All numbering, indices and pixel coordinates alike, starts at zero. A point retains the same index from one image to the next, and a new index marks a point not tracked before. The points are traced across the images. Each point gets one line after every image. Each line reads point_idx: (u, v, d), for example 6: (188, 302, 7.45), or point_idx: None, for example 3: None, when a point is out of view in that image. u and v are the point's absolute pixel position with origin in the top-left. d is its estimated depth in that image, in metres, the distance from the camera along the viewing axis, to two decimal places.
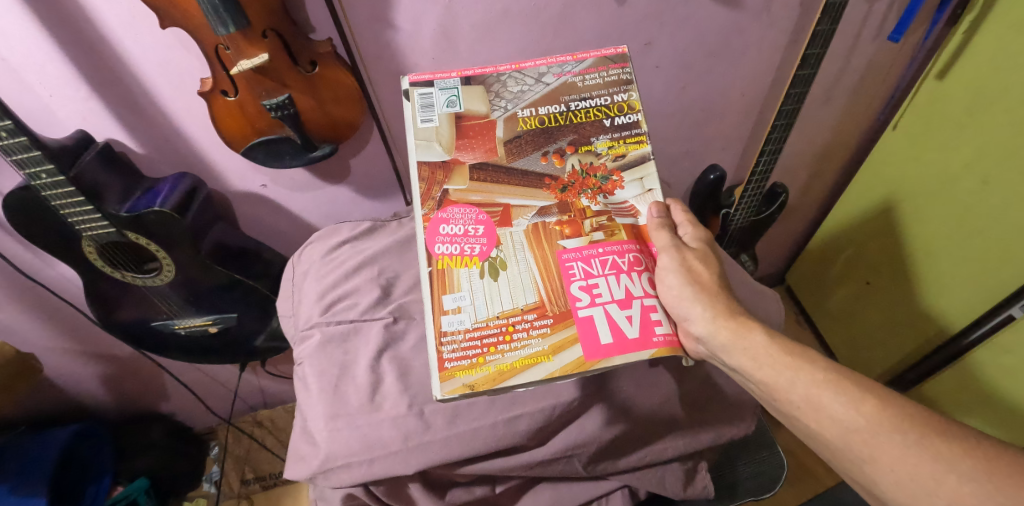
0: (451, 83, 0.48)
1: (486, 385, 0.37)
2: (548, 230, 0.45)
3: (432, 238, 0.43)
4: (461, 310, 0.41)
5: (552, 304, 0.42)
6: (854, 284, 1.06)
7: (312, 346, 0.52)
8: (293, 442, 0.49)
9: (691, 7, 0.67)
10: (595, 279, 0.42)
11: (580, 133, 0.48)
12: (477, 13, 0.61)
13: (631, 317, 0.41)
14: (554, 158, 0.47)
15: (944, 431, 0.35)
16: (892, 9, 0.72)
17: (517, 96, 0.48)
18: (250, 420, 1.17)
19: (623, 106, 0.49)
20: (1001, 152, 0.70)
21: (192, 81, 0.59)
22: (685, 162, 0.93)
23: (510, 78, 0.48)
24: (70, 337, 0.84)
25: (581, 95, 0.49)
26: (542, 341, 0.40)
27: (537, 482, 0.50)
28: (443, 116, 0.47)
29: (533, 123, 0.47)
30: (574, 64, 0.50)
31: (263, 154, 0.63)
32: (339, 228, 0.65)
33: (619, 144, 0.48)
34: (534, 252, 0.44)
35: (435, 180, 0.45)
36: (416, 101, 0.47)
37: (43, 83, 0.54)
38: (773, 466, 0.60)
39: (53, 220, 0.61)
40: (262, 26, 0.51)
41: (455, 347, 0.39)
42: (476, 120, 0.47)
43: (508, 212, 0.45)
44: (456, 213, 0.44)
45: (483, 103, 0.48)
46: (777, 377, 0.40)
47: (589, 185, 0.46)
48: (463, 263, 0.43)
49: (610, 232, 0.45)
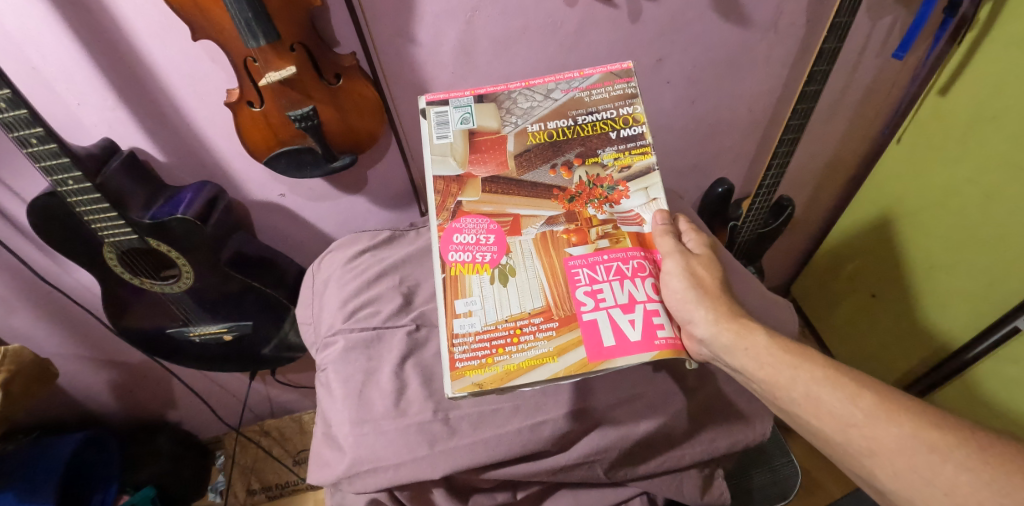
0: (465, 101, 0.49)
1: (494, 384, 0.37)
2: (556, 238, 0.45)
3: (445, 246, 0.45)
4: (472, 313, 0.42)
5: (558, 308, 0.42)
6: (857, 297, 1.08)
7: (336, 352, 0.54)
8: (316, 447, 0.50)
9: (701, 23, 0.69)
10: (599, 285, 0.43)
11: (587, 145, 0.49)
12: (496, 29, 0.63)
13: (633, 320, 0.41)
14: (562, 170, 0.48)
15: (939, 421, 0.35)
16: (894, 26, 0.74)
17: (527, 112, 0.50)
18: (257, 429, 1.18)
19: (628, 119, 0.49)
20: (1004, 166, 0.72)
21: (218, 92, 0.61)
22: (692, 176, 0.94)
23: (521, 95, 0.50)
24: (82, 343, 0.85)
25: (589, 109, 0.50)
26: (548, 343, 0.40)
27: (558, 488, 0.49)
28: (457, 133, 0.48)
29: (542, 137, 0.49)
30: (581, 80, 0.51)
31: (286, 163, 0.64)
32: (360, 237, 0.67)
33: (625, 156, 0.48)
34: (542, 259, 0.44)
35: (450, 192, 0.47)
36: (432, 119, 0.49)
37: (72, 92, 0.56)
38: (787, 475, 0.64)
39: (78, 227, 0.62)
40: (290, 40, 0.52)
41: (466, 348, 0.40)
42: (488, 135, 0.49)
43: (518, 222, 0.46)
44: (469, 223, 0.46)
45: (495, 119, 0.49)
46: (778, 375, 0.41)
47: (596, 196, 0.47)
48: (474, 269, 0.44)
49: (615, 239, 0.45)
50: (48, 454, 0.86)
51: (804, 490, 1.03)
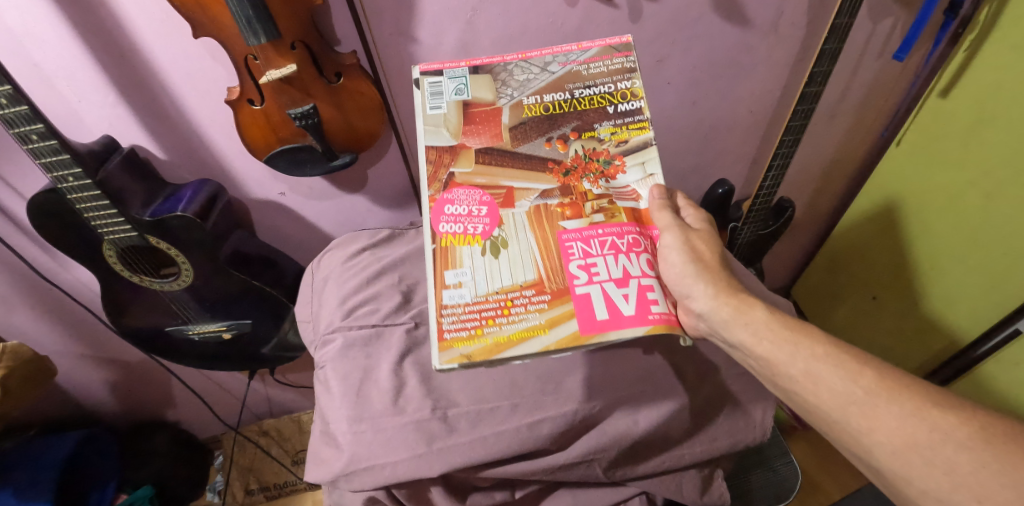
0: (460, 72, 0.48)
1: (483, 355, 0.37)
2: (550, 212, 0.45)
3: (436, 217, 0.44)
4: (462, 285, 0.42)
5: (550, 281, 0.42)
6: (857, 299, 1.08)
7: (334, 349, 0.54)
8: (314, 445, 0.50)
9: (702, 24, 0.69)
10: (593, 259, 0.43)
11: (583, 119, 0.48)
12: (497, 28, 0.63)
13: (627, 294, 0.41)
14: (558, 144, 0.47)
15: (940, 401, 0.35)
16: (895, 28, 0.75)
17: (523, 85, 0.49)
18: (255, 429, 1.17)
19: (626, 94, 0.49)
20: (1005, 167, 0.72)
21: (219, 91, 0.61)
22: (692, 177, 0.94)
23: (517, 67, 0.49)
24: (81, 341, 0.85)
25: (586, 82, 0.49)
26: (539, 314, 0.40)
27: (557, 487, 0.49)
28: (452, 104, 0.48)
29: (538, 110, 0.48)
30: (579, 53, 0.50)
31: (286, 162, 0.64)
32: (359, 236, 0.67)
33: (621, 130, 0.48)
34: (535, 232, 0.44)
35: (442, 164, 0.46)
36: (425, 90, 0.47)
37: (73, 89, 0.56)
38: (787, 477, 0.64)
39: (77, 224, 0.62)
40: (291, 38, 0.52)
41: (455, 318, 0.40)
42: (483, 107, 0.48)
43: (511, 194, 0.45)
44: (461, 194, 0.45)
45: (490, 91, 0.48)
46: (777, 351, 0.41)
47: (591, 169, 0.47)
48: (466, 241, 0.43)
49: (610, 214, 0.45)
50: (45, 452, 0.86)
51: (804, 493, 1.02)
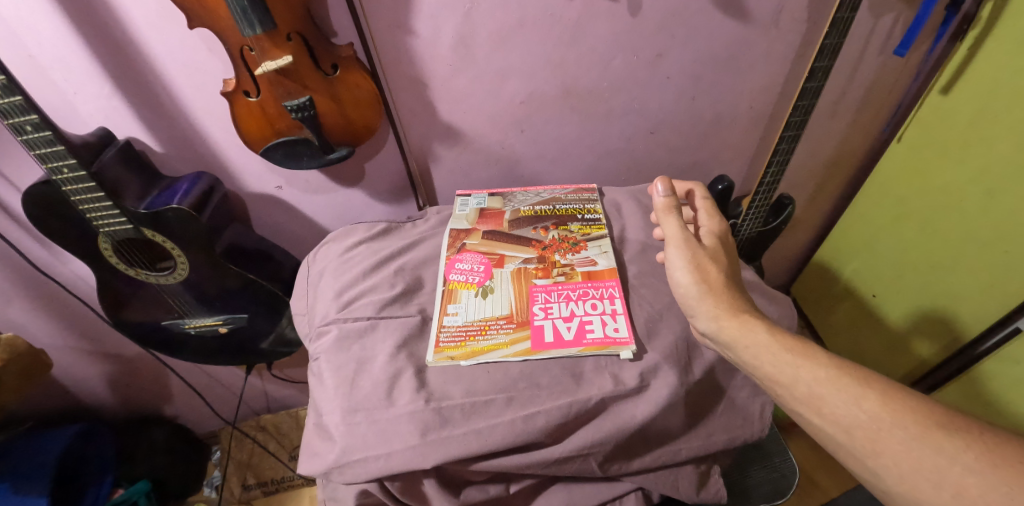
0: (481, 197, 0.72)
1: (462, 358, 0.51)
2: (526, 273, 0.60)
3: (448, 270, 0.60)
4: (458, 313, 0.56)
5: (518, 315, 0.55)
6: (857, 297, 1.07)
7: (329, 340, 0.54)
8: (306, 437, 0.50)
9: (702, 17, 0.69)
10: (551, 304, 0.56)
11: (559, 219, 0.67)
12: (495, 21, 0.63)
13: (570, 326, 0.54)
14: (540, 230, 0.65)
15: (946, 423, 0.35)
16: (897, 23, 0.74)
17: (523, 200, 0.71)
18: (253, 425, 1.14)
19: (589, 210, 0.69)
20: (1007, 164, 0.71)
21: (214, 82, 0.60)
22: (692, 172, 0.93)
23: (519, 194, 0.73)
24: (77, 334, 0.85)
25: (563, 201, 0.71)
26: (505, 335, 0.53)
27: (552, 482, 0.48)
28: (472, 210, 0.69)
29: (530, 213, 0.68)
30: (562, 189, 0.74)
31: (282, 155, 0.64)
32: (355, 228, 0.67)
33: (587, 227, 0.66)
34: (514, 284, 0.58)
35: (459, 237, 0.65)
36: (457, 204, 0.71)
37: (68, 79, 0.56)
38: (785, 473, 0.63)
39: (72, 216, 0.61)
40: (287, 29, 0.52)
41: (450, 334, 0.54)
42: (494, 210, 0.69)
43: (502, 259, 0.62)
44: (467, 256, 0.62)
45: (500, 202, 0.71)
46: (779, 372, 0.41)
47: (562, 246, 0.63)
48: (466, 286, 0.59)
49: (569, 275, 0.59)
50: (41, 446, 0.86)
51: (802, 490, 1.02)
